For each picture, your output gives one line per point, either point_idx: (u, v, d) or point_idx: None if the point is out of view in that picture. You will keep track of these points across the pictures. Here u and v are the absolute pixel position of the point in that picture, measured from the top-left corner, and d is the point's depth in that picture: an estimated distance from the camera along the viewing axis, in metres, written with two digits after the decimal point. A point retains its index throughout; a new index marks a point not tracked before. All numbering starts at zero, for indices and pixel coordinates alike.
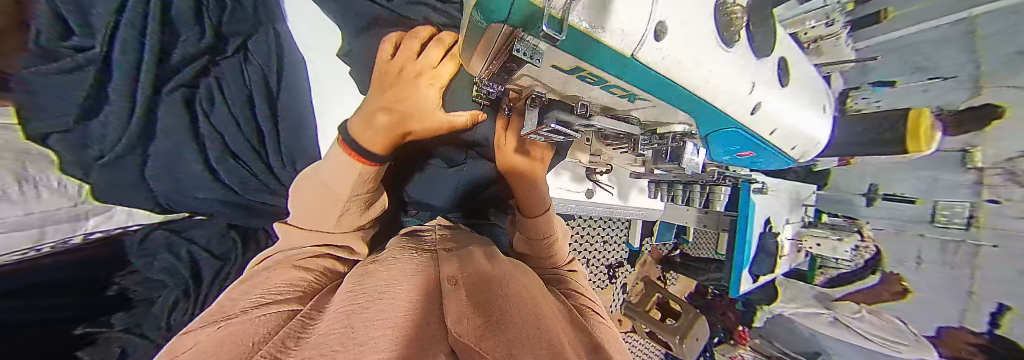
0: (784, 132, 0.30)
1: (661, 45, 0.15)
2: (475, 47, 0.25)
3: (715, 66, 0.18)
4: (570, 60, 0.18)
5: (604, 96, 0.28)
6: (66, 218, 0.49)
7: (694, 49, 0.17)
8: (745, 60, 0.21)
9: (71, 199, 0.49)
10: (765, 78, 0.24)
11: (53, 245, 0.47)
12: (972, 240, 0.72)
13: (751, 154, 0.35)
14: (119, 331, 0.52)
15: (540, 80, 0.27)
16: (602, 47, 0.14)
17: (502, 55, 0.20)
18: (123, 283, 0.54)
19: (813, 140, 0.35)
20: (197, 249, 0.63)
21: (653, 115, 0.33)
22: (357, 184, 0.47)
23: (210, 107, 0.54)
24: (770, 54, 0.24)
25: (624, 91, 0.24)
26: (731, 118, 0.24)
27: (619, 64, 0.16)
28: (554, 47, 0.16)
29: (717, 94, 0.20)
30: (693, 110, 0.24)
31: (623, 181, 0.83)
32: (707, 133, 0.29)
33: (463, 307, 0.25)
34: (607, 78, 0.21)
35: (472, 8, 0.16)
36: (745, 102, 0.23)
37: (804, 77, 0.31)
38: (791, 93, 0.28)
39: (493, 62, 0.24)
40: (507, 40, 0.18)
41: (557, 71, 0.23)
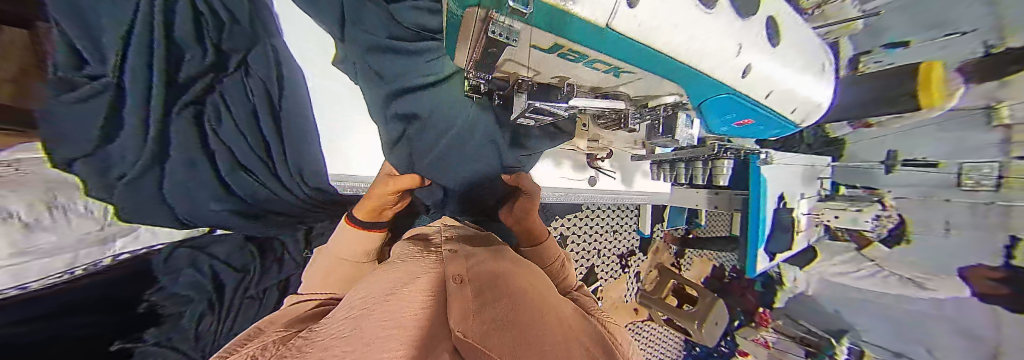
0: (780, 95, 0.30)
1: (636, 12, 0.15)
2: (461, 35, 0.26)
3: (694, 31, 0.18)
4: (548, 38, 0.19)
5: (590, 74, 0.29)
6: (95, 242, 0.52)
7: (670, 12, 0.16)
8: (730, 21, 0.20)
9: (98, 222, 0.51)
10: (754, 40, 0.23)
11: (85, 267, 0.51)
12: (1003, 201, 0.81)
13: (749, 122, 0.34)
14: (151, 345, 0.53)
15: (523, 64, 0.27)
16: (573, 18, 0.14)
17: (480, 41, 0.21)
18: (152, 298, 0.57)
19: (811, 102, 0.34)
20: (219, 263, 0.65)
21: (642, 91, 0.34)
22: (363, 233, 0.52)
23: (218, 123, 0.54)
24: (755, 15, 0.23)
25: (606, 66, 0.24)
26: (723, 85, 0.24)
27: (593, 36, 0.16)
28: (526, 25, 0.17)
29: (702, 60, 0.20)
30: (682, 81, 0.24)
31: (626, 166, 0.81)
32: (700, 103, 0.29)
33: (467, 306, 0.26)
34: (588, 53, 0.21)
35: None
36: (735, 66, 0.22)
37: (798, 38, 0.30)
38: (785, 55, 0.28)
39: (476, 49, 0.25)
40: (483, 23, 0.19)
41: (537, 52, 0.23)
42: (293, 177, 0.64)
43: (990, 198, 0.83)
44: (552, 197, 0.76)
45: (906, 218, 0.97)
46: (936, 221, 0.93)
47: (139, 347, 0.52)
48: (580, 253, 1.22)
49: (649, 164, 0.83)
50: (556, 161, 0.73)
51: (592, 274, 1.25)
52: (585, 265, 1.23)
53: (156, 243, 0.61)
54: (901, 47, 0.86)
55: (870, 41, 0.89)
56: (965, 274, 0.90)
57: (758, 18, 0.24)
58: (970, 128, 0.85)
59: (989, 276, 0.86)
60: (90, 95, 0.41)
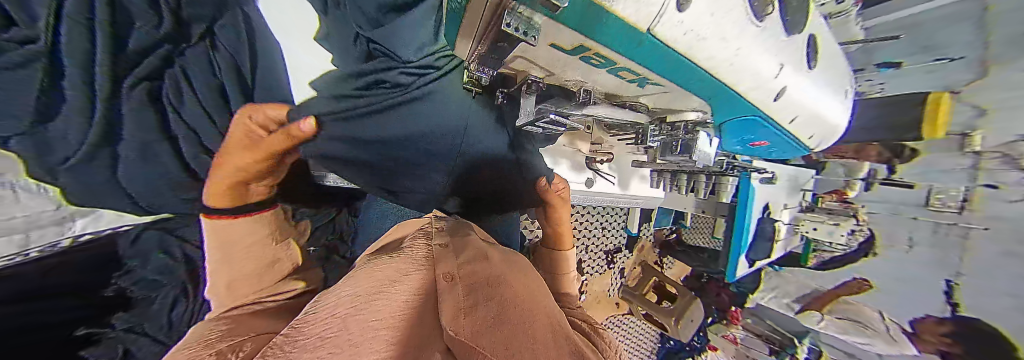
0: (803, 119, 0.29)
1: (684, 18, 0.13)
2: (468, 22, 0.23)
3: (741, 44, 0.17)
4: (574, 37, 0.17)
5: (609, 81, 0.27)
6: (50, 223, 0.50)
7: (723, 23, 0.15)
8: (774, 36, 0.19)
9: (52, 203, 0.49)
10: (792, 60, 0.22)
11: (40, 250, 0.48)
12: (965, 224, 0.89)
13: (764, 143, 0.34)
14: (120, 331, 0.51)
15: (536, 63, 0.25)
16: (611, 19, 0.12)
17: (492, 33, 0.19)
18: (119, 283, 0.53)
19: (829, 126, 0.33)
20: (190, 246, 0.60)
21: (662, 102, 0.31)
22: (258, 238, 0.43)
23: (179, 100, 0.52)
24: (799, 32, 0.22)
25: (633, 75, 0.22)
26: (752, 104, 0.23)
27: (631, 41, 0.15)
28: (551, 20, 0.15)
29: (741, 76, 0.19)
30: (708, 96, 0.22)
31: (625, 169, 0.80)
32: (723, 121, 0.28)
33: (461, 306, 0.24)
34: (614, 59, 0.19)
35: None
36: (770, 86, 0.21)
37: (828, 59, 0.29)
38: (817, 76, 0.26)
39: (483, 41, 0.22)
40: (495, 13, 0.16)
41: (556, 52, 0.21)
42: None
43: (953, 220, 0.91)
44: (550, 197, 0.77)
45: (874, 232, 1.05)
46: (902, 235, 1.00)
47: (105, 335, 0.49)
48: None
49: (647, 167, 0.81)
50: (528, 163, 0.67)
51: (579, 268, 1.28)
52: None
53: (122, 224, 0.55)
54: (893, 68, 0.86)
55: (862, 59, 0.90)
56: (918, 330, 0.99)
57: (800, 37, 0.23)
58: (942, 153, 0.91)
59: (937, 331, 0.96)
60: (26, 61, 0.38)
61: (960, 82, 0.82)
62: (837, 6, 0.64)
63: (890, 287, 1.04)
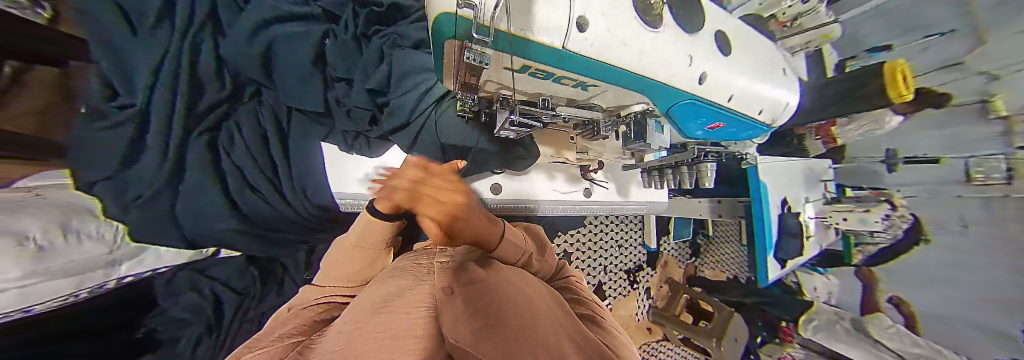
0: (741, 98, 0.33)
1: (586, 34, 0.19)
2: (444, 68, 0.28)
3: (645, 45, 0.22)
4: (515, 60, 0.21)
5: (564, 89, 0.30)
6: (100, 265, 0.48)
7: (620, 34, 0.21)
8: (677, 36, 0.25)
9: (107, 245, 0.49)
10: (702, 51, 0.27)
11: (89, 290, 0.46)
12: (1018, 193, 0.81)
13: (720, 125, 0.35)
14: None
15: (502, 84, 0.29)
16: (536, 45, 0.18)
17: (461, 66, 0.23)
18: (151, 323, 0.53)
19: (775, 101, 0.36)
20: (219, 286, 0.63)
21: (614, 99, 0.33)
22: (380, 241, 0.45)
23: (231, 145, 0.54)
24: (702, 30, 0.28)
25: (574, 82, 0.26)
26: (683, 90, 0.27)
27: (555, 56, 0.20)
28: (496, 50, 0.19)
29: (657, 70, 0.24)
30: (644, 90, 0.27)
31: (620, 177, 0.80)
32: (669, 109, 0.31)
33: (457, 299, 0.25)
34: (554, 72, 0.23)
35: (430, 31, 0.20)
36: (688, 72, 0.26)
37: (745, 44, 0.34)
38: (736, 61, 0.31)
39: (459, 74, 0.26)
40: (460, 52, 0.21)
41: (510, 73, 0.25)
42: (297, 195, 0.61)
43: (1004, 192, 0.84)
44: (542, 209, 0.76)
45: (919, 218, 0.99)
46: (952, 218, 0.93)
47: None
48: (587, 269, 1.20)
49: (641, 173, 0.81)
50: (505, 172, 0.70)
51: (599, 292, 1.21)
52: (592, 282, 1.21)
53: (160, 266, 0.58)
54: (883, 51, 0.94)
55: (852, 48, 0.98)
56: None
57: (705, 33, 0.28)
58: (966, 123, 0.89)
59: None
60: (118, 122, 0.44)
61: (958, 53, 0.86)
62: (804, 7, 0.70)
63: (938, 281, 0.97)
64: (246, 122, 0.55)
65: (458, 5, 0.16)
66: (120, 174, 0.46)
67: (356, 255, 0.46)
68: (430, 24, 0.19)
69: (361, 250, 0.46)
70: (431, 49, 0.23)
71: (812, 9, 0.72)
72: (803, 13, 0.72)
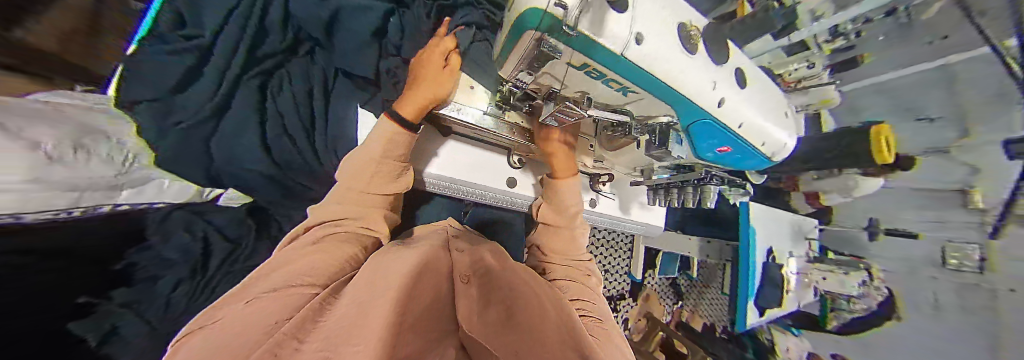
0: (752, 128, 0.36)
1: (643, 47, 0.23)
2: (506, 55, 0.31)
3: (684, 66, 0.26)
4: (580, 58, 0.24)
5: (604, 93, 0.33)
6: (104, 186, 0.43)
7: (667, 52, 0.24)
8: (706, 63, 0.29)
9: (116, 168, 0.44)
10: (725, 79, 0.31)
11: (82, 210, 0.41)
12: (988, 284, 0.86)
13: (728, 150, 0.39)
14: (117, 306, 0.48)
15: (554, 78, 0.32)
16: (603, 49, 0.22)
17: (530, 56, 0.26)
18: (133, 258, 0.51)
19: (778, 139, 0.39)
20: (216, 235, 0.60)
21: (645, 107, 0.36)
22: (393, 147, 0.48)
23: (278, 91, 0.61)
24: (725, 62, 0.32)
25: (617, 87, 0.29)
26: (706, 111, 0.31)
27: (615, 62, 0.23)
28: (569, 47, 0.23)
29: (690, 89, 0.27)
30: (674, 105, 0.30)
31: (623, 192, 0.81)
32: (687, 127, 0.34)
33: (470, 310, 0.26)
34: (607, 75, 0.26)
35: (516, 23, 0.24)
36: (712, 96, 0.30)
37: (758, 82, 0.38)
38: (750, 94, 0.35)
39: (521, 64, 0.29)
40: (534, 46, 0.24)
41: (568, 69, 0.28)
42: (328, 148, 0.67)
43: (977, 280, 0.89)
44: None
45: (893, 291, 1.04)
46: (925, 296, 0.97)
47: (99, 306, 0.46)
48: None
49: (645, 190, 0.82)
50: (523, 167, 0.71)
51: None
52: None
53: (157, 200, 0.51)
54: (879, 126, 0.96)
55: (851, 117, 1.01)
56: None
57: (728, 65, 0.32)
58: (948, 209, 0.94)
59: None
60: (177, 51, 0.51)
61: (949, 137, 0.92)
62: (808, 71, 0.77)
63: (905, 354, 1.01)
64: (297, 75, 0.63)
65: (551, 4, 0.19)
66: (167, 98, 0.50)
67: (373, 171, 0.47)
68: (518, 17, 0.23)
69: (384, 165, 0.47)
70: (506, 37, 0.26)
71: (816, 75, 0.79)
72: (808, 77, 0.79)
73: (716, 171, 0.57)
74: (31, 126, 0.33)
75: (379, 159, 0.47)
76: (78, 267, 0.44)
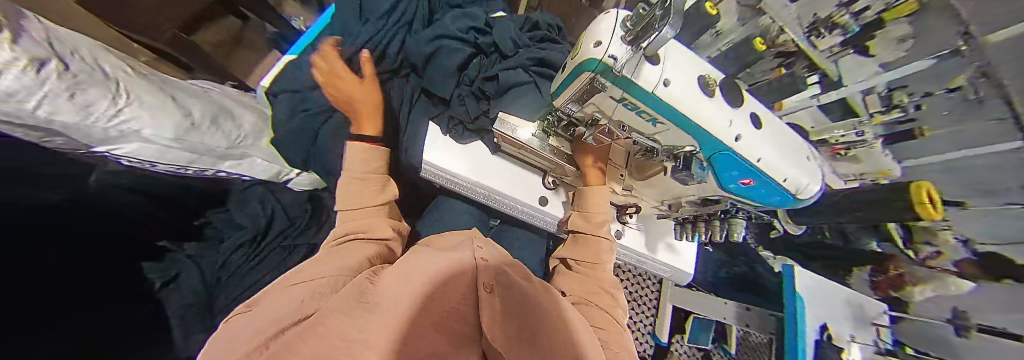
0: (781, 169, 0.36)
1: (667, 87, 0.31)
2: (564, 85, 0.40)
3: (700, 105, 0.33)
4: (618, 90, 0.33)
5: (637, 124, 0.39)
6: (215, 155, 0.64)
7: (687, 93, 0.32)
8: (724, 106, 0.34)
9: (227, 142, 0.65)
10: (743, 119, 0.35)
11: (194, 169, 0.63)
12: None
13: (752, 185, 0.39)
14: (186, 255, 0.71)
15: (600, 108, 0.39)
16: (636, 86, 0.31)
17: (584, 86, 0.36)
18: (210, 219, 0.76)
19: (808, 183, 0.38)
20: (277, 207, 0.82)
21: (673, 139, 0.39)
22: (371, 160, 0.63)
23: None
24: (748, 107, 0.37)
25: (648, 117, 0.36)
26: (723, 143, 0.34)
27: (648, 95, 0.32)
28: (612, 82, 0.32)
29: (710, 123, 0.33)
30: (695, 136, 0.35)
31: (652, 229, 0.79)
32: (708, 156, 0.37)
33: (499, 307, 0.26)
34: (639, 104, 0.34)
35: (575, 65, 0.34)
36: (728, 131, 0.34)
37: (783, 128, 0.39)
38: (773, 138, 0.37)
39: (579, 91, 0.37)
40: (587, 80, 0.34)
41: (609, 100, 0.36)
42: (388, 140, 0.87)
43: None
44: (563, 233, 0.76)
45: None
46: None
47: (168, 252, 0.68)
48: None
49: (674, 224, 0.79)
50: (556, 189, 0.76)
51: None
52: None
53: (247, 173, 0.73)
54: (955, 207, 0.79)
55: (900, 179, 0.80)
56: None
57: (749, 110, 0.37)
58: None
59: None
60: None
61: None
62: (858, 138, 0.73)
63: None
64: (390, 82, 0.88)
65: (605, 56, 0.29)
66: None
67: (361, 183, 0.60)
68: (578, 62, 0.34)
69: (368, 178, 0.61)
70: (569, 73, 0.37)
71: (868, 145, 0.75)
72: (858, 144, 0.74)
73: (748, 208, 0.57)
74: (183, 103, 0.57)
75: (366, 171, 0.62)
76: (178, 216, 0.69)
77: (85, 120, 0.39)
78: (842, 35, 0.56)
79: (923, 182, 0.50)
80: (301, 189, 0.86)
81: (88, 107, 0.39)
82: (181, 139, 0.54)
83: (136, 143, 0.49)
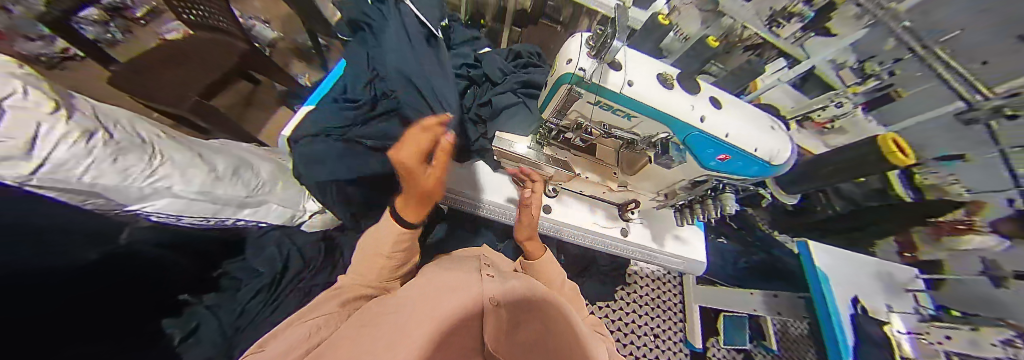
0: (750, 141, 0.40)
1: (631, 87, 0.37)
2: (548, 99, 0.46)
3: (662, 96, 0.38)
4: (592, 95, 0.39)
5: (614, 122, 0.44)
6: (235, 204, 0.72)
7: (648, 88, 0.38)
8: (683, 94, 0.40)
9: (246, 191, 0.73)
10: (703, 103, 0.40)
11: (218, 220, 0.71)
12: None
13: (728, 160, 0.42)
14: (205, 306, 0.74)
15: (581, 113, 0.45)
16: (605, 89, 0.37)
17: (563, 97, 0.41)
18: (228, 267, 0.84)
19: (778, 148, 0.41)
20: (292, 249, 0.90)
21: (648, 129, 0.43)
22: (396, 244, 0.52)
23: None
24: (706, 93, 0.42)
25: (622, 113, 0.41)
26: (690, 125, 0.39)
27: (615, 94, 0.37)
28: (585, 89, 0.38)
29: (674, 111, 0.38)
30: (665, 123, 0.40)
31: (656, 223, 0.80)
32: (682, 140, 0.42)
33: (499, 326, 0.31)
34: (611, 104, 0.39)
35: (554, 80, 0.40)
36: (692, 114, 0.39)
37: (743, 106, 0.44)
38: (736, 116, 0.41)
39: (561, 102, 0.43)
40: (565, 92, 0.40)
41: (586, 105, 0.42)
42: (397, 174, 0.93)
43: None
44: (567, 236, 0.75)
45: None
46: None
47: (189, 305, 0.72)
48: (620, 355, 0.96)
49: (674, 212, 0.81)
50: (557, 196, 0.75)
51: None
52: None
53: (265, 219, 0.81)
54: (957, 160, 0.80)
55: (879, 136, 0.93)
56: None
57: (708, 95, 0.42)
58: None
59: None
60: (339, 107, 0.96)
61: None
62: (837, 109, 0.93)
63: None
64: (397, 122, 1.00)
65: (576, 69, 0.36)
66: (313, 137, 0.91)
67: (372, 264, 0.54)
68: (556, 79, 0.40)
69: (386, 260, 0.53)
70: (549, 89, 0.43)
71: (849, 113, 0.93)
72: (842, 115, 0.94)
73: (734, 183, 0.59)
74: (209, 161, 0.67)
75: (376, 252, 0.53)
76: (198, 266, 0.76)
77: (123, 181, 0.48)
78: (801, 21, 0.87)
79: (886, 134, 0.61)
80: (311, 228, 0.95)
81: (127, 170, 0.48)
82: (206, 191, 0.63)
83: (168, 198, 0.57)
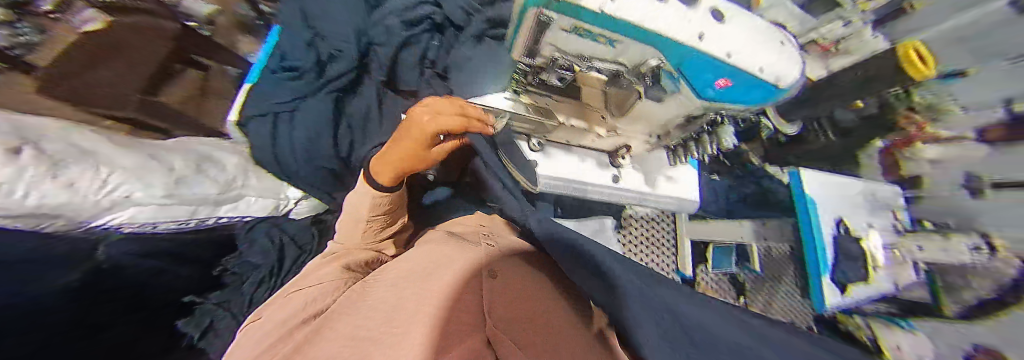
0: (758, 59, 0.34)
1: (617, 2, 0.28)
2: (519, 31, 0.38)
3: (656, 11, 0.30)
4: (568, 19, 0.32)
5: (597, 49, 0.39)
6: (210, 201, 0.70)
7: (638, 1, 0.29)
8: (680, 8, 0.31)
9: (216, 190, 0.71)
10: (704, 17, 0.33)
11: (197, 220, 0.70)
12: None
13: (729, 84, 0.38)
14: (214, 304, 0.84)
15: (556, 44, 0.40)
16: (584, 9, 0.29)
17: (535, 25, 0.34)
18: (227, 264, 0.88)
19: (786, 63, 0.36)
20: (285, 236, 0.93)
21: (635, 55, 0.39)
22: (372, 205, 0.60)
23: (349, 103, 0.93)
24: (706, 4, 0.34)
25: (604, 38, 0.35)
26: (692, 47, 0.32)
27: (594, 15, 0.29)
28: (558, 13, 0.31)
29: (672, 29, 0.30)
30: (657, 46, 0.34)
31: (648, 166, 0.77)
32: (677, 64, 0.37)
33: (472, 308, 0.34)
34: (590, 29, 0.33)
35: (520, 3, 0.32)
36: (693, 32, 0.32)
37: (747, 17, 0.37)
38: (741, 29, 0.35)
39: (533, 33, 0.37)
40: (534, 18, 0.33)
41: (562, 33, 0.36)
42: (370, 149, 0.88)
43: None
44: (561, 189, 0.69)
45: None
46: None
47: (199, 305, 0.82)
48: None
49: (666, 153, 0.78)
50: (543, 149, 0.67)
51: None
52: None
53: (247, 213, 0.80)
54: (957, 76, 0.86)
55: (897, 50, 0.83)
56: None
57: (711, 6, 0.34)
58: None
59: None
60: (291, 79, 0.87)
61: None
62: (843, 27, 0.80)
63: None
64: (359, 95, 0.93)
65: None
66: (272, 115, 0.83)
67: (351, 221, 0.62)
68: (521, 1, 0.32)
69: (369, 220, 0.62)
70: (517, 16, 0.35)
71: (856, 31, 0.80)
72: (847, 36, 0.81)
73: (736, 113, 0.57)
74: (164, 161, 0.64)
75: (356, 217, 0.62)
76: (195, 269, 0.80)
77: (73, 197, 0.47)
78: None
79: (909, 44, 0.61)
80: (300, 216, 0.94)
81: (73, 185, 0.47)
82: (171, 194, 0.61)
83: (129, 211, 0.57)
